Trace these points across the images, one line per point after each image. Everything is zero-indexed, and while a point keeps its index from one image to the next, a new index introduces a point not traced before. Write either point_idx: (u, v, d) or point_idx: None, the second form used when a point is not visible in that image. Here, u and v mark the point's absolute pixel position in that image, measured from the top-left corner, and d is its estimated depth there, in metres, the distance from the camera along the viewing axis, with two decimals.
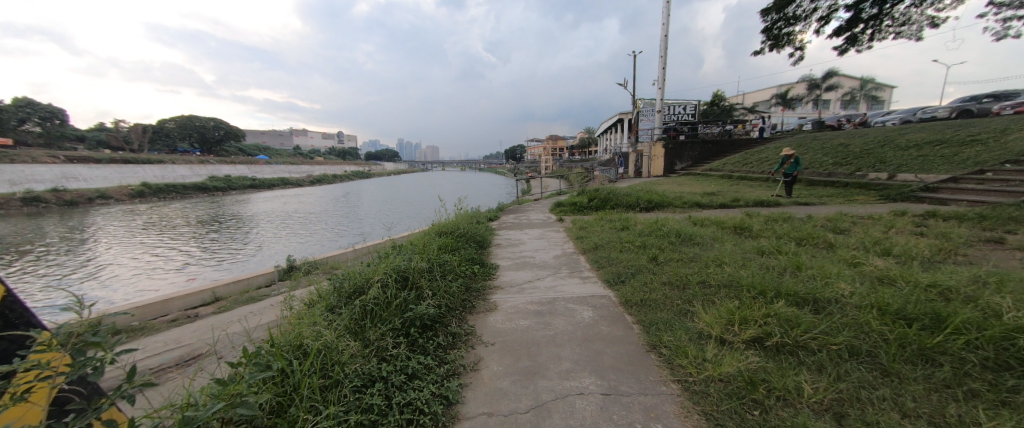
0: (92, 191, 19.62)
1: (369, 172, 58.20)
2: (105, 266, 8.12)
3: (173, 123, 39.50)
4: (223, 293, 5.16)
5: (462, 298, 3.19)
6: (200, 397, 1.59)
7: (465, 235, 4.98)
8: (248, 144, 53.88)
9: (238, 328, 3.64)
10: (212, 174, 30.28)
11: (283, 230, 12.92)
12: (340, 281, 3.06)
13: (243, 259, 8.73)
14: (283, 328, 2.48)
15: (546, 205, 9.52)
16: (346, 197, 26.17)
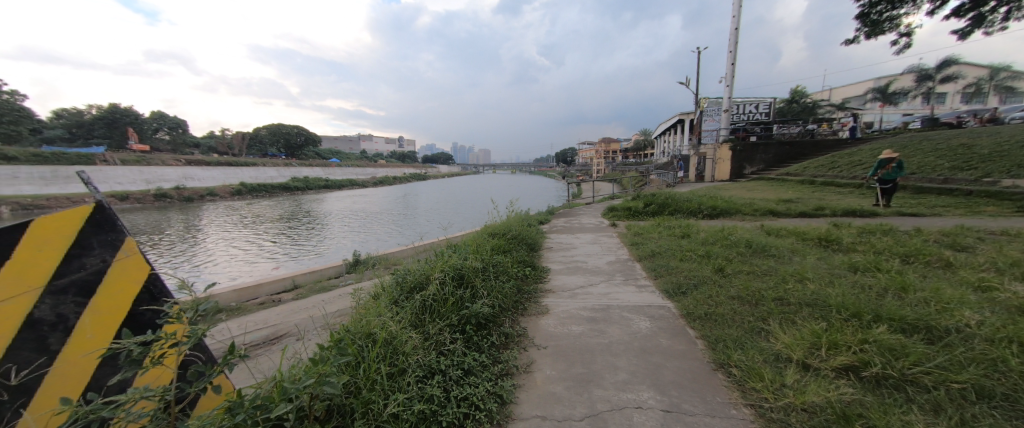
0: (203, 189, 23.03)
1: (426, 174, 61.19)
2: (210, 254, 9.48)
3: (265, 130, 45.14)
4: (300, 282, 5.75)
5: (515, 300, 3.23)
6: (289, 375, 1.78)
7: (517, 236, 5.04)
8: (325, 149, 59.57)
9: (313, 314, 4.03)
10: (294, 175, 33.96)
11: (350, 227, 14.02)
12: (401, 276, 3.26)
13: (316, 253, 9.63)
14: (352, 317, 2.70)
15: (598, 209, 9.30)
16: (406, 197, 27.76)
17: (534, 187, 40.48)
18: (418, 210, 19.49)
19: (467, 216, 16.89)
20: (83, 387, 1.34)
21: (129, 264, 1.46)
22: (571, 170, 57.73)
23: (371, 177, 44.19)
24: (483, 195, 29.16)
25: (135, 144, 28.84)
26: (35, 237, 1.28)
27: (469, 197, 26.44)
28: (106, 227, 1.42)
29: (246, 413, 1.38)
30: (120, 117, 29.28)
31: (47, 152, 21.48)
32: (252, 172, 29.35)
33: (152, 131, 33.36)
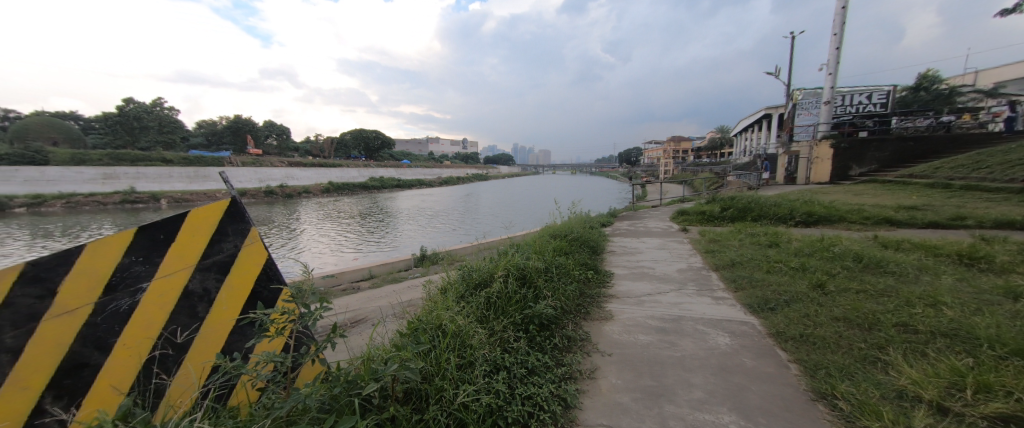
0: (300, 188, 26.37)
1: (489, 176, 62.80)
2: (304, 244, 10.84)
3: (349, 135, 50.30)
4: (375, 272, 6.30)
5: (578, 303, 3.17)
6: (373, 357, 1.96)
7: (579, 238, 4.94)
8: (399, 152, 64.46)
9: (386, 303, 4.36)
10: (373, 175, 37.22)
11: (419, 223, 15.02)
12: (466, 272, 3.40)
13: (389, 246, 10.47)
14: (422, 308, 2.88)
15: (666, 213, 8.75)
16: (471, 197, 28.90)
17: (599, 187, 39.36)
18: (482, 209, 20.15)
19: (530, 216, 17.07)
20: (222, 349, 1.64)
21: (253, 249, 1.73)
22: (637, 170, 55.12)
23: (440, 177, 46.67)
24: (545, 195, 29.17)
25: (251, 148, 34.08)
26: (189, 225, 1.56)
27: (531, 198, 26.61)
28: (238, 218, 1.69)
29: (341, 387, 1.55)
30: (242, 126, 34.81)
31: (191, 156, 26.39)
32: (338, 172, 32.82)
33: (264, 137, 39.09)
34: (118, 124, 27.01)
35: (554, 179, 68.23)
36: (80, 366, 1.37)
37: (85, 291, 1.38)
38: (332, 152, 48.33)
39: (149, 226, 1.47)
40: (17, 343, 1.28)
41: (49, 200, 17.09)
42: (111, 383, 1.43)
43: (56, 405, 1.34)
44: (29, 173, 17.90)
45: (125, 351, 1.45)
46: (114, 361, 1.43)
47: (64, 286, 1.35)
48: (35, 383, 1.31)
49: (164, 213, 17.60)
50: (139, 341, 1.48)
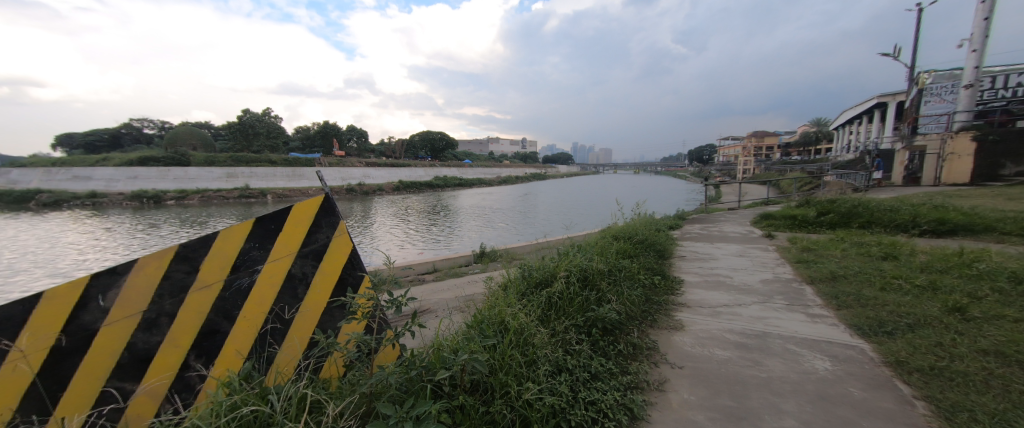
0: (375, 186, 28.75)
1: (548, 175, 62.58)
2: (376, 237, 11.78)
3: (418, 137, 53.61)
4: (439, 266, 6.63)
5: (643, 309, 3.01)
6: (443, 347, 2.06)
7: (645, 242, 4.68)
8: (462, 153, 67.10)
9: (448, 296, 4.58)
10: (438, 174, 39.19)
11: (481, 221, 15.53)
12: (527, 270, 3.43)
13: (451, 242, 10.93)
14: (485, 303, 2.97)
15: (745, 216, 7.92)
16: (530, 196, 29.04)
17: (666, 187, 37.05)
18: (543, 208, 20.19)
19: (590, 216, 16.67)
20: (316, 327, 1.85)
21: (340, 240, 1.92)
22: (711, 169, 50.79)
23: (500, 176, 47.65)
24: (608, 195, 28.20)
25: (337, 150, 38.03)
26: (291, 217, 1.79)
27: (592, 198, 25.90)
28: (330, 212, 1.90)
29: (416, 372, 1.66)
30: (329, 130, 39.17)
31: (289, 157, 30.27)
32: (408, 172, 35.15)
33: (347, 140, 43.36)
34: (238, 132, 32.16)
35: (617, 178, 65.61)
36: (212, 332, 1.65)
37: (217, 269, 1.65)
38: (403, 152, 51.89)
39: (263, 217, 1.71)
40: (173, 309, 1.58)
41: (189, 195, 21.15)
42: (235, 348, 1.70)
43: (197, 362, 1.63)
44: (180, 171, 22.94)
45: (245, 322, 1.71)
46: (236, 330, 1.69)
47: (204, 264, 1.62)
48: (183, 342, 1.60)
49: (268, 207, 20.44)
50: (256, 315, 1.73)
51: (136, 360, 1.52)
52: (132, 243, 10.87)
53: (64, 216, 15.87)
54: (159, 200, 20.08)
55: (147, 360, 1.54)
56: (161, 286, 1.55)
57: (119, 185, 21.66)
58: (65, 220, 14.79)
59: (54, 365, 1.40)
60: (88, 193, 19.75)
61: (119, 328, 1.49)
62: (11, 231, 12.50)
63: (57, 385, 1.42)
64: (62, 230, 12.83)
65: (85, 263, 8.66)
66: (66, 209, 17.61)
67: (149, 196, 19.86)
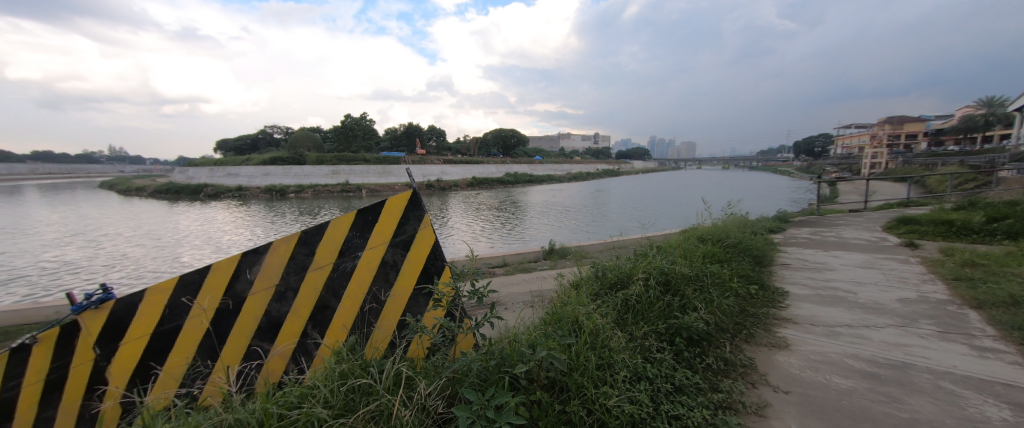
0: (451, 182, 30.56)
1: (621, 171, 59.90)
2: (452, 230, 12.45)
3: (492, 135, 55.41)
4: (508, 260, 6.73)
5: (737, 321, 2.68)
6: (519, 340, 2.08)
7: (738, 245, 4.18)
8: (534, 150, 67.56)
9: (518, 291, 4.63)
10: (509, 170, 40.10)
11: (552, 218, 15.49)
12: (601, 270, 3.32)
13: (522, 238, 11.07)
14: (558, 300, 2.95)
15: (870, 220, 6.64)
16: (603, 192, 28.05)
17: (761, 184, 32.88)
18: (617, 206, 19.36)
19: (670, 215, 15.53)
20: (403, 310, 2.03)
21: (425, 231, 2.04)
22: (821, 164, 43.64)
23: (570, 173, 47.10)
24: (691, 193, 26.01)
25: (420, 149, 41.18)
26: (385, 210, 1.97)
27: (672, 195, 24.07)
28: (417, 206, 2.04)
29: (496, 362, 1.71)
30: (413, 130, 42.68)
31: (380, 156, 33.63)
32: (481, 168, 36.58)
33: (428, 140, 46.67)
34: (341, 135, 36.75)
35: (701, 174, 60.09)
36: (323, 307, 1.91)
37: (327, 254, 1.89)
38: (477, 150, 54.15)
39: (363, 209, 1.92)
40: (297, 285, 1.87)
41: (304, 190, 24.79)
42: (341, 322, 1.94)
43: (313, 331, 1.90)
44: (297, 169, 27.06)
45: (348, 300, 1.94)
46: (342, 308, 1.93)
47: (319, 248, 1.89)
48: (303, 314, 1.88)
49: (363, 200, 23.00)
50: (356, 296, 1.95)
51: (272, 324, 1.84)
52: (263, 228, 13.12)
53: (219, 205, 19.85)
54: (282, 193, 23.93)
55: (278, 326, 1.86)
56: (287, 265, 1.84)
57: (256, 180, 26.57)
58: (218, 209, 18.46)
59: (218, 323, 1.78)
60: (236, 187, 24.48)
61: (258, 298, 1.83)
62: (186, 217, 16.05)
63: (220, 339, 1.80)
64: (218, 217, 16.08)
65: (229, 244, 10.69)
66: (220, 200, 22.01)
67: (276, 189, 23.84)
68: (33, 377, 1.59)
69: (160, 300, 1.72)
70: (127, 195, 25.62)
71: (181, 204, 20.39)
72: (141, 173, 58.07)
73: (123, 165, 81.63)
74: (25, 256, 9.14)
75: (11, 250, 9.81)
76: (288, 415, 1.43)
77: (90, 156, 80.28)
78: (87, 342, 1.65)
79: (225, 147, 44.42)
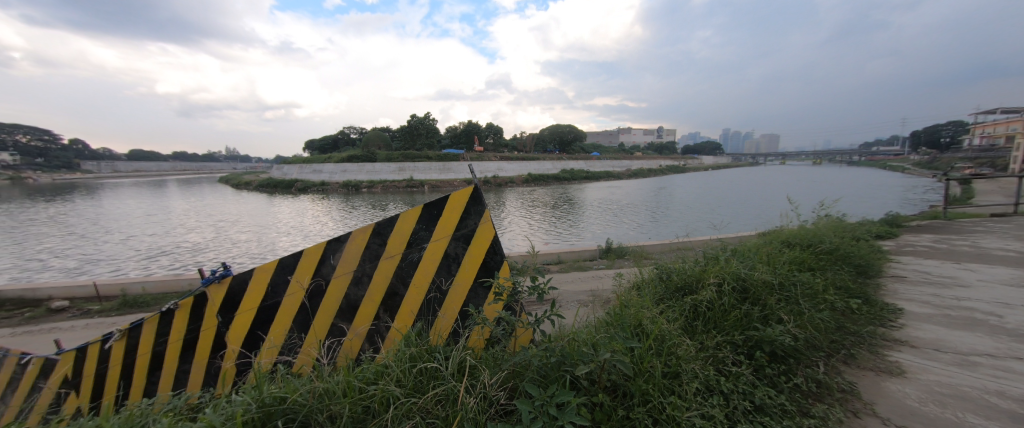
0: (507, 179, 31.12)
1: (687, 167, 55.91)
2: (508, 226, 12.63)
3: (548, 131, 55.16)
4: (564, 258, 6.63)
5: (833, 338, 2.34)
6: (580, 339, 2.04)
7: (835, 252, 3.64)
8: (592, 145, 65.86)
9: (580, 289, 4.56)
10: (566, 167, 39.62)
11: (611, 216, 14.98)
12: (667, 272, 3.13)
13: (577, 235, 10.88)
14: (619, 301, 2.84)
15: (1016, 228, 5.40)
16: (665, 190, 26.45)
17: (858, 182, 28.49)
18: (682, 204, 18.09)
19: (746, 215, 14.09)
20: (463, 301, 2.09)
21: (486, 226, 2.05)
22: (943, 158, 36.55)
23: (630, 169, 45.10)
24: (770, 190, 23.41)
25: (479, 147, 42.51)
26: (448, 204, 2.04)
27: (747, 194, 21.89)
28: (478, 201, 2.08)
29: (557, 358, 1.70)
30: (472, 129, 44.17)
31: (442, 153, 35.27)
32: (538, 164, 36.62)
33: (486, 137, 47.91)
34: (408, 134, 39.22)
35: (782, 169, 53.79)
36: (393, 294, 2.04)
37: (397, 245, 2.03)
38: (533, 146, 54.36)
39: (428, 203, 2.02)
40: (372, 272, 2.03)
41: (375, 185, 26.98)
42: (408, 309, 2.06)
43: (385, 315, 2.05)
44: (370, 166, 29.60)
45: (415, 289, 2.05)
46: (409, 295, 2.05)
47: (390, 239, 2.03)
48: (376, 298, 2.04)
49: (426, 195, 24.36)
50: (421, 285, 2.06)
51: (351, 306, 2.03)
52: (340, 220, 14.56)
53: (306, 199, 22.45)
54: (357, 188, 26.31)
55: (355, 308, 2.04)
56: (363, 254, 2.01)
57: (335, 176, 29.49)
58: (304, 202, 20.85)
59: (308, 301, 2.03)
60: (319, 183, 27.45)
61: (339, 281, 2.03)
62: (280, 209, 18.37)
63: (308, 316, 2.04)
64: (304, 209, 18.19)
65: (313, 233, 12.04)
66: (306, 194, 24.83)
67: (351, 185, 26.26)
68: (175, 336, 2.04)
69: (265, 278, 2.01)
70: (238, 189, 30.12)
71: (278, 197, 23.43)
72: (248, 169, 67.92)
73: (236, 163, 96.18)
74: (166, 238, 11.22)
75: (153, 233, 12.04)
76: (367, 391, 1.56)
77: (211, 156, 95.72)
78: (213, 310, 2.01)
79: (311, 147, 50.04)
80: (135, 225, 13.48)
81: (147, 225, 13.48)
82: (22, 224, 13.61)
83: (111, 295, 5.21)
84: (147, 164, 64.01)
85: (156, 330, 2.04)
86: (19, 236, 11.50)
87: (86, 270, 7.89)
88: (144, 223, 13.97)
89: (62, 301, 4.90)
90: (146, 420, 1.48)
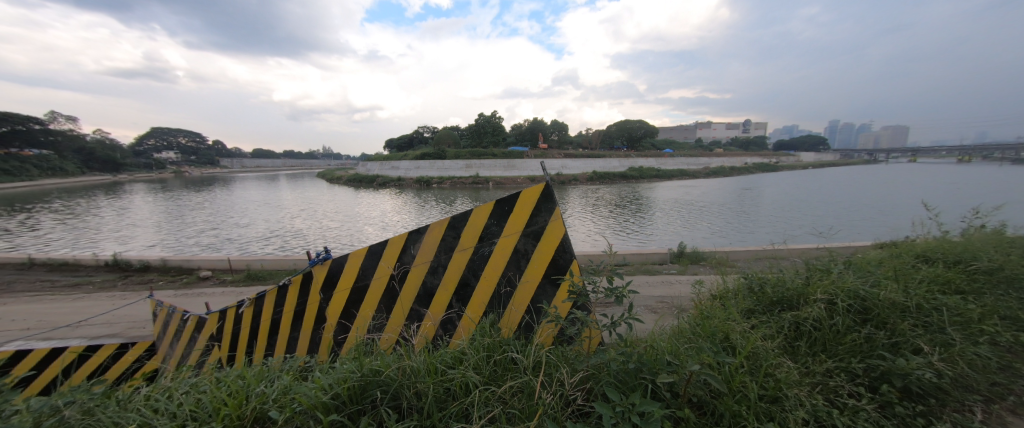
0: (571, 177, 30.76)
1: (778, 164, 49.44)
2: (575, 226, 12.35)
3: (616, 127, 53.01)
4: (630, 260, 6.31)
5: (995, 380, 1.86)
6: (661, 347, 1.92)
7: (1003, 274, 2.85)
8: (665, 141, 61.63)
9: (658, 293, 4.32)
10: (634, 164, 37.74)
11: (685, 217, 13.86)
12: (761, 285, 2.80)
13: (643, 237, 10.28)
14: (701, 310, 2.62)
15: None
16: (752, 190, 23.74)
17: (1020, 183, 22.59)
18: (773, 207, 16.03)
19: (862, 222, 11.94)
20: (531, 297, 2.09)
21: (556, 223, 2.01)
22: None
23: (708, 167, 41.35)
24: (890, 193, 19.63)
25: (543, 144, 42.44)
26: (520, 201, 2.03)
27: (859, 196, 18.64)
28: (549, 198, 2.01)
29: (637, 365, 1.62)
30: (537, 125, 44.15)
31: (508, 151, 35.96)
32: (604, 162, 35.49)
33: (551, 133, 47.52)
34: (475, 132, 40.73)
35: (905, 168, 44.87)
36: (465, 284, 2.13)
37: (469, 238, 2.10)
38: (599, 143, 52.68)
39: (500, 199, 2.04)
40: (446, 263, 2.14)
41: (445, 181, 28.50)
42: (479, 300, 2.12)
43: (457, 304, 2.14)
44: (440, 163, 31.42)
45: (486, 281, 2.11)
46: (480, 287, 2.12)
47: (464, 232, 2.11)
48: (449, 287, 2.15)
49: (491, 191, 25.11)
50: (491, 278, 2.11)
51: (429, 292, 2.17)
52: (412, 213, 15.73)
53: (384, 193, 24.61)
54: (428, 182, 28.11)
55: (431, 295, 2.17)
56: (440, 245, 2.13)
57: (411, 172, 31.83)
58: (382, 196, 22.92)
59: (391, 286, 2.21)
60: (396, 178, 29.87)
61: (418, 270, 2.18)
62: (363, 202, 20.40)
63: (391, 299, 2.23)
64: (383, 202, 20.00)
65: (391, 224, 13.20)
66: (385, 188, 27.20)
67: (424, 180, 28.15)
68: (289, 306, 2.41)
69: (357, 263, 2.25)
70: (331, 183, 34.19)
71: (363, 191, 26.04)
72: (340, 165, 76.60)
73: (332, 160, 108.97)
74: (277, 224, 13.19)
75: (266, 220, 14.21)
76: (447, 375, 1.65)
77: (311, 154, 109.91)
78: (317, 287, 2.34)
79: (390, 145, 54.73)
80: (254, 213, 16.06)
81: (264, 213, 15.99)
82: (176, 210, 16.99)
83: (239, 268, 6.29)
84: (264, 160, 75.92)
85: (275, 301, 2.44)
86: (177, 219, 14.45)
87: (220, 248, 9.61)
88: (262, 211, 16.59)
89: (206, 272, 6.05)
90: (272, 375, 1.76)
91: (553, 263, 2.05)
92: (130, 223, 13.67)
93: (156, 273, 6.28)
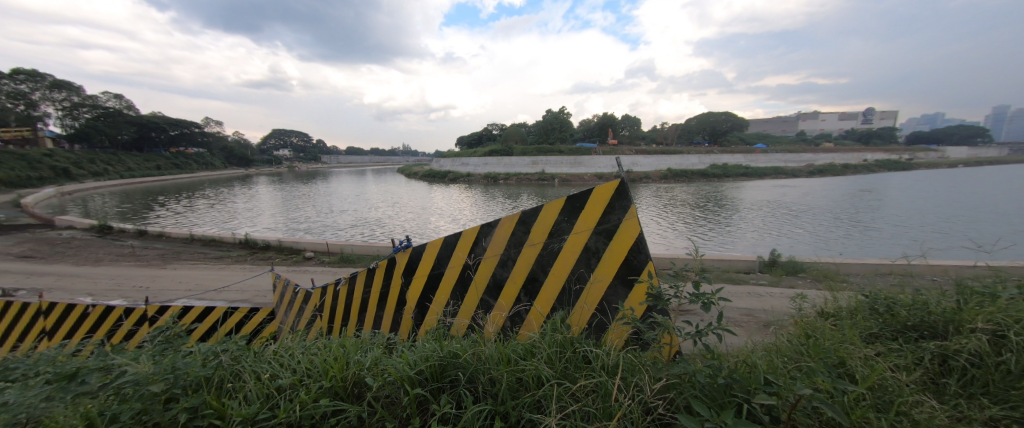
0: (642, 174, 29.17)
1: (908, 160, 40.85)
2: (648, 226, 11.62)
3: (697, 120, 48.62)
4: (708, 265, 5.75)
5: None
6: (760, 365, 1.69)
7: None
8: (756, 136, 54.88)
9: (750, 305, 3.84)
10: (718, 160, 34.34)
11: (779, 221, 12.23)
12: (892, 307, 2.32)
13: (723, 242, 9.32)
14: (808, 328, 2.27)
15: None
16: (869, 192, 20.01)
17: None
18: (896, 213, 13.32)
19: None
20: (601, 297, 2.00)
21: (631, 221, 1.90)
22: None
23: (812, 164, 35.83)
24: None
25: (613, 139, 40.79)
26: (592, 198, 1.96)
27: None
28: (625, 195, 1.90)
29: (729, 381, 1.44)
30: (608, 120, 42.51)
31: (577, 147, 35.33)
32: (681, 158, 32.88)
33: (623, 129, 45.40)
34: (543, 128, 40.75)
35: None
36: (534, 279, 2.13)
37: (539, 234, 2.09)
38: (677, 138, 48.88)
39: (571, 195, 1.99)
40: (515, 257, 2.16)
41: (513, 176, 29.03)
42: (547, 295, 2.11)
43: (525, 298, 2.15)
44: (507, 159, 32.15)
45: (555, 277, 2.09)
46: (548, 282, 2.10)
47: (534, 228, 2.10)
48: (518, 280, 2.17)
49: (558, 188, 24.96)
50: (559, 273, 2.07)
51: (498, 284, 2.21)
52: (481, 208, 16.38)
53: (456, 188, 25.98)
54: (496, 178, 28.94)
55: (500, 288, 2.21)
56: (511, 239, 2.16)
57: (482, 168, 33.03)
58: (454, 191, 24.24)
59: (462, 275, 2.31)
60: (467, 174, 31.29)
61: (489, 262, 2.24)
62: (437, 196, 21.80)
63: (463, 287, 2.33)
64: (454, 196, 21.18)
65: (462, 217, 13.91)
66: (457, 184, 28.66)
67: (492, 176, 29.04)
68: (376, 286, 2.67)
69: (433, 252, 2.40)
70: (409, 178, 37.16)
71: (438, 186, 27.73)
72: (417, 162, 82.81)
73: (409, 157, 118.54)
74: (364, 214, 14.75)
75: (356, 210, 16.00)
76: (518, 364, 1.67)
77: (395, 151, 120.36)
78: (399, 271, 2.55)
79: (462, 144, 57.49)
80: (347, 204, 18.13)
81: (354, 204, 17.98)
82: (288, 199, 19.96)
83: (335, 251, 7.17)
84: (356, 157, 85.29)
85: (364, 281, 2.72)
86: (288, 207, 16.97)
87: (321, 233, 11.06)
88: (352, 203, 18.70)
89: (310, 253, 7.00)
90: (365, 346, 1.97)
91: (626, 262, 1.93)
92: (255, 210, 16.39)
93: (274, 252, 7.45)
